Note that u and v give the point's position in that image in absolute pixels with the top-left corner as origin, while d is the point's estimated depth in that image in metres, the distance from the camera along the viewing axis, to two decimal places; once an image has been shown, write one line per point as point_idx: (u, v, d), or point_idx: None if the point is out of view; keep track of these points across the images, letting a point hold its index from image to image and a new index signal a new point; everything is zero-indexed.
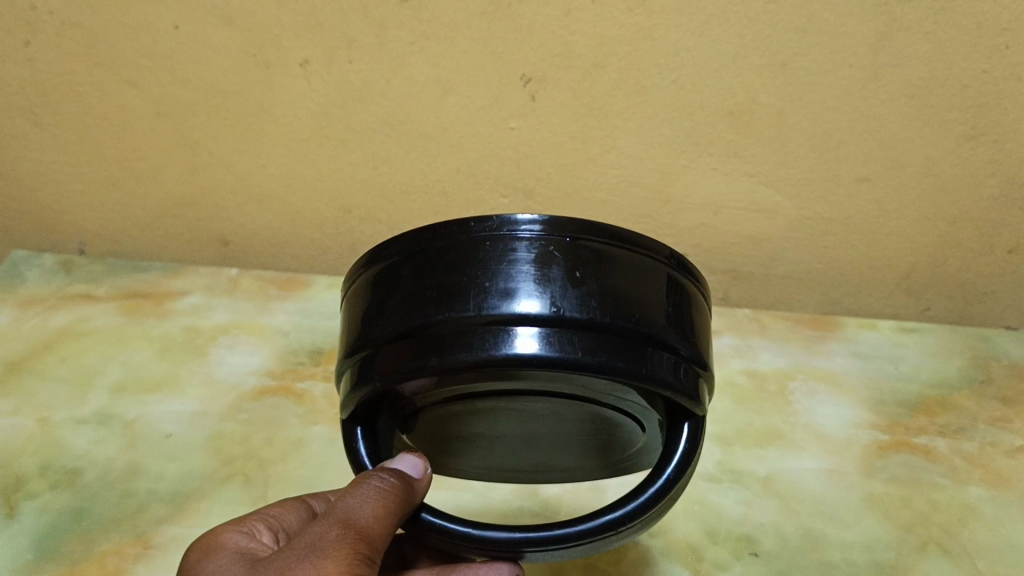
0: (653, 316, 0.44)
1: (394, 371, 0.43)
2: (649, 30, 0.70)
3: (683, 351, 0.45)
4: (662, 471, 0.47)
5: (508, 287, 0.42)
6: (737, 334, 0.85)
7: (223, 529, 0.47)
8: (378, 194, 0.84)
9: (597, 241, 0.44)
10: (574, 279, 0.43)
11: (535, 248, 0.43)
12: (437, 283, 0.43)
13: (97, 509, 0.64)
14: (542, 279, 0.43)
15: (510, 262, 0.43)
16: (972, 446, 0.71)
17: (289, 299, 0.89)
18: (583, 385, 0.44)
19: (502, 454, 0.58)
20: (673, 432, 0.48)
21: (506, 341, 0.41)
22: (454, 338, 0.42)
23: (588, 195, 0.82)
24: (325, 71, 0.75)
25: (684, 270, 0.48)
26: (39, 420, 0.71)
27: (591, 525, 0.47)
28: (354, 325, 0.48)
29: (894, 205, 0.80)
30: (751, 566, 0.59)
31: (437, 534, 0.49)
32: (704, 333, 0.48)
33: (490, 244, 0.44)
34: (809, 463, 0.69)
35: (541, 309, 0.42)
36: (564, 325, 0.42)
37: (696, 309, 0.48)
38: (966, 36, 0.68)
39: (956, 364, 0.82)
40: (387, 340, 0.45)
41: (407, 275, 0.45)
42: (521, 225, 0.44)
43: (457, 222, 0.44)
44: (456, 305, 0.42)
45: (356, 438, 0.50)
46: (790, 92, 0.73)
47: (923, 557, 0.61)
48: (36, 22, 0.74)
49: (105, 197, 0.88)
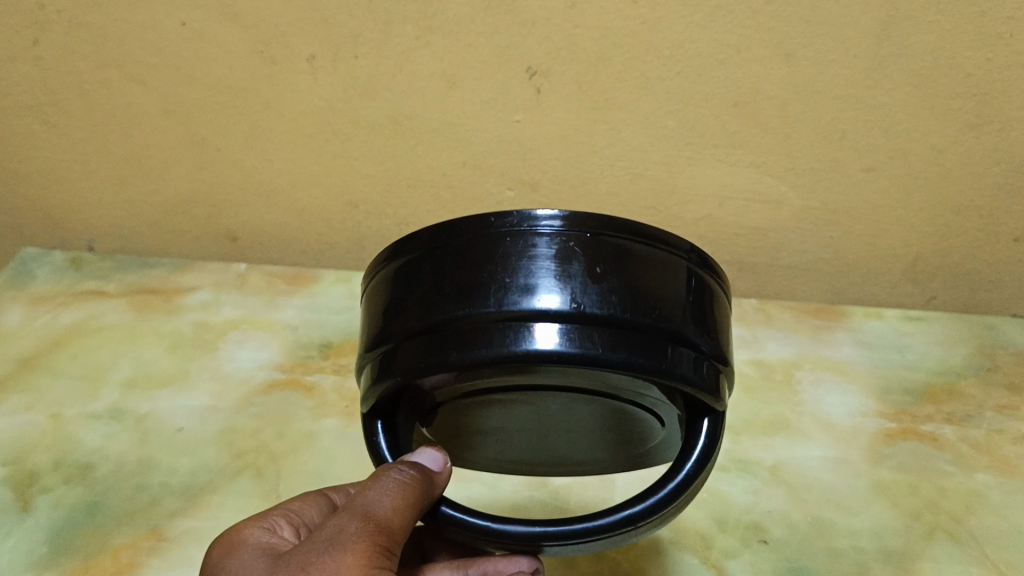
0: (673, 311, 0.44)
1: (415, 367, 0.44)
2: (653, 22, 0.70)
3: (703, 346, 0.45)
4: (682, 465, 0.47)
5: (528, 283, 0.43)
6: (743, 324, 0.85)
7: (245, 527, 0.47)
8: (385, 188, 0.85)
9: (618, 237, 0.44)
10: (594, 275, 0.43)
11: (556, 245, 0.44)
12: (456, 279, 0.44)
13: (111, 503, 0.64)
14: (562, 276, 0.43)
15: (529, 258, 0.43)
16: (978, 433, 0.71)
17: (297, 294, 0.89)
18: (603, 380, 0.45)
19: (520, 448, 0.58)
20: (693, 427, 0.48)
21: (526, 337, 0.42)
22: (474, 335, 0.43)
23: (593, 187, 0.83)
24: (331, 67, 0.76)
25: (705, 264, 0.48)
26: (52, 416, 0.72)
27: (611, 520, 0.47)
28: (375, 320, 0.49)
29: (899, 195, 0.81)
30: (760, 554, 0.60)
31: (457, 527, 0.49)
32: (724, 327, 0.49)
33: (509, 240, 0.44)
34: (817, 451, 0.69)
35: (562, 305, 0.42)
36: (585, 322, 0.42)
37: (716, 304, 0.49)
38: (969, 25, 0.69)
39: (962, 352, 0.82)
40: (407, 336, 0.45)
41: (427, 271, 0.46)
42: (540, 221, 0.44)
43: (477, 218, 0.45)
44: (476, 302, 0.43)
45: (377, 432, 0.51)
46: (794, 83, 0.73)
47: (931, 544, 0.61)
48: (45, 21, 0.75)
49: (114, 195, 0.89)
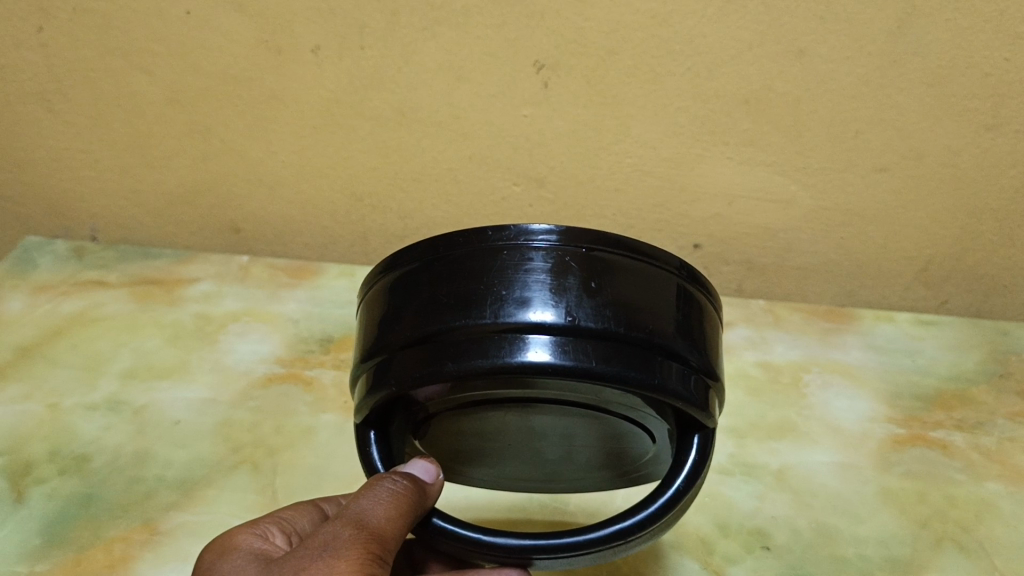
0: (664, 326, 0.44)
1: (409, 377, 0.43)
2: (664, 16, 0.69)
3: (693, 361, 0.45)
4: (672, 481, 0.46)
5: (524, 295, 0.42)
6: (750, 326, 0.83)
7: (237, 532, 0.47)
8: (390, 182, 0.84)
9: (610, 252, 0.44)
10: (589, 289, 0.42)
11: (551, 258, 0.43)
12: (453, 290, 0.43)
13: (106, 495, 0.64)
14: (557, 289, 0.42)
15: (525, 271, 0.43)
16: (989, 441, 0.69)
17: (299, 286, 0.87)
18: (596, 394, 0.44)
19: (513, 464, 0.57)
20: (683, 442, 0.48)
21: (521, 349, 0.41)
22: (469, 345, 0.42)
23: (601, 184, 0.81)
24: (337, 58, 0.75)
25: (695, 281, 0.47)
26: (50, 406, 0.71)
27: (600, 534, 0.47)
28: (370, 329, 0.48)
29: (912, 196, 0.79)
30: (763, 560, 0.59)
31: (447, 538, 0.49)
32: (714, 344, 0.48)
33: (506, 253, 0.43)
34: (823, 456, 0.67)
35: (556, 318, 0.41)
36: (579, 335, 0.41)
37: (708, 321, 0.48)
38: (988, 24, 0.67)
39: (975, 358, 0.80)
40: (403, 345, 0.44)
41: (423, 282, 0.45)
42: (536, 235, 0.44)
43: (474, 230, 0.44)
44: (471, 313, 0.42)
45: (368, 442, 0.50)
46: (807, 81, 0.72)
47: (939, 554, 0.60)
48: (49, 8, 0.75)
49: (118, 183, 0.88)
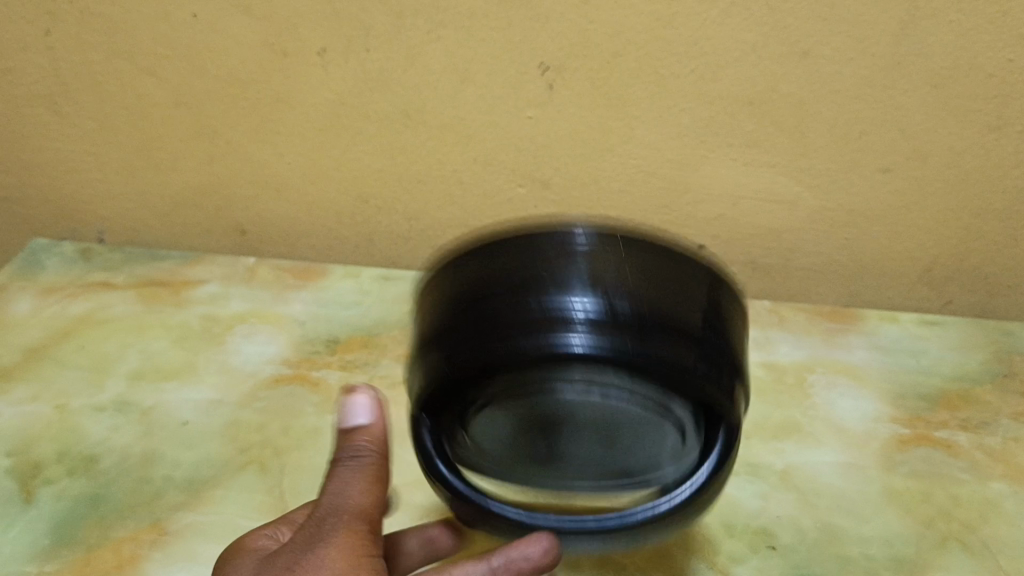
0: (687, 313, 0.49)
1: (459, 357, 0.48)
2: (667, 18, 0.70)
3: (716, 356, 0.49)
4: (697, 473, 0.48)
5: (562, 283, 0.49)
6: (755, 326, 0.81)
7: (244, 537, 0.48)
8: (396, 184, 0.84)
9: (637, 254, 0.51)
10: (618, 279, 0.49)
11: (589, 256, 0.50)
12: (503, 278, 0.50)
13: (114, 495, 0.64)
14: (591, 279, 0.49)
15: (567, 263, 0.50)
16: (994, 441, 0.69)
17: (306, 288, 0.86)
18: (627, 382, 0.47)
19: None
20: (709, 440, 0.49)
21: (556, 328, 0.47)
22: (513, 327, 0.48)
23: (605, 185, 0.82)
24: (342, 60, 0.76)
25: (720, 286, 0.53)
26: (58, 407, 0.72)
27: (626, 521, 0.48)
28: (427, 323, 0.53)
29: (915, 196, 0.79)
30: (768, 560, 0.59)
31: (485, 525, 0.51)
32: (738, 349, 0.52)
33: (551, 249, 0.51)
34: (827, 456, 0.67)
35: (588, 301, 0.48)
36: (608, 317, 0.47)
37: (733, 328, 0.52)
38: (991, 25, 0.68)
39: (979, 358, 0.77)
40: (455, 330, 0.49)
41: (477, 271, 0.52)
42: (577, 234, 0.52)
43: (524, 233, 0.52)
44: (517, 297, 0.49)
45: (423, 435, 0.51)
46: (810, 82, 0.73)
47: (944, 553, 0.60)
48: (56, 11, 0.76)
49: (125, 185, 0.88)
